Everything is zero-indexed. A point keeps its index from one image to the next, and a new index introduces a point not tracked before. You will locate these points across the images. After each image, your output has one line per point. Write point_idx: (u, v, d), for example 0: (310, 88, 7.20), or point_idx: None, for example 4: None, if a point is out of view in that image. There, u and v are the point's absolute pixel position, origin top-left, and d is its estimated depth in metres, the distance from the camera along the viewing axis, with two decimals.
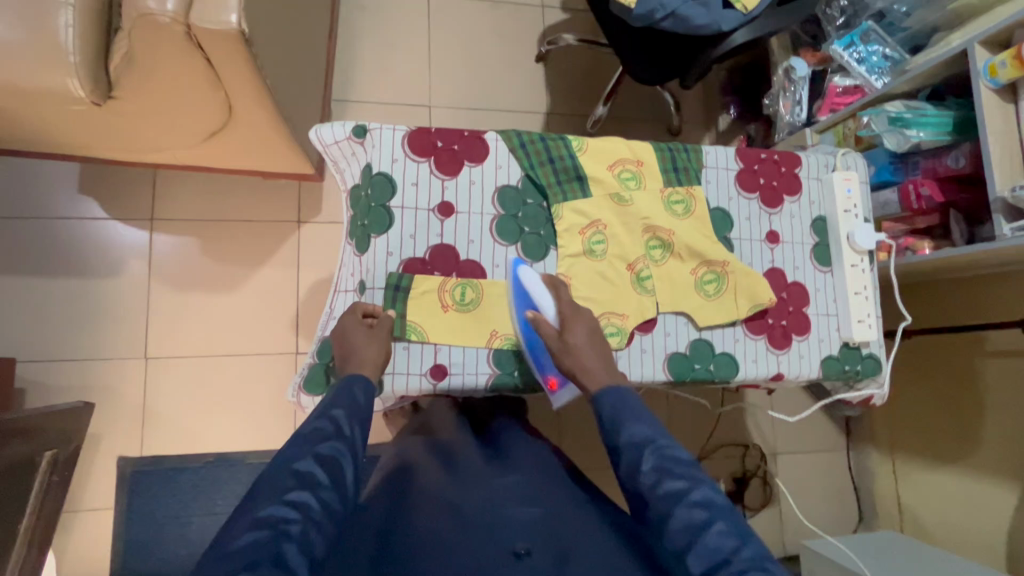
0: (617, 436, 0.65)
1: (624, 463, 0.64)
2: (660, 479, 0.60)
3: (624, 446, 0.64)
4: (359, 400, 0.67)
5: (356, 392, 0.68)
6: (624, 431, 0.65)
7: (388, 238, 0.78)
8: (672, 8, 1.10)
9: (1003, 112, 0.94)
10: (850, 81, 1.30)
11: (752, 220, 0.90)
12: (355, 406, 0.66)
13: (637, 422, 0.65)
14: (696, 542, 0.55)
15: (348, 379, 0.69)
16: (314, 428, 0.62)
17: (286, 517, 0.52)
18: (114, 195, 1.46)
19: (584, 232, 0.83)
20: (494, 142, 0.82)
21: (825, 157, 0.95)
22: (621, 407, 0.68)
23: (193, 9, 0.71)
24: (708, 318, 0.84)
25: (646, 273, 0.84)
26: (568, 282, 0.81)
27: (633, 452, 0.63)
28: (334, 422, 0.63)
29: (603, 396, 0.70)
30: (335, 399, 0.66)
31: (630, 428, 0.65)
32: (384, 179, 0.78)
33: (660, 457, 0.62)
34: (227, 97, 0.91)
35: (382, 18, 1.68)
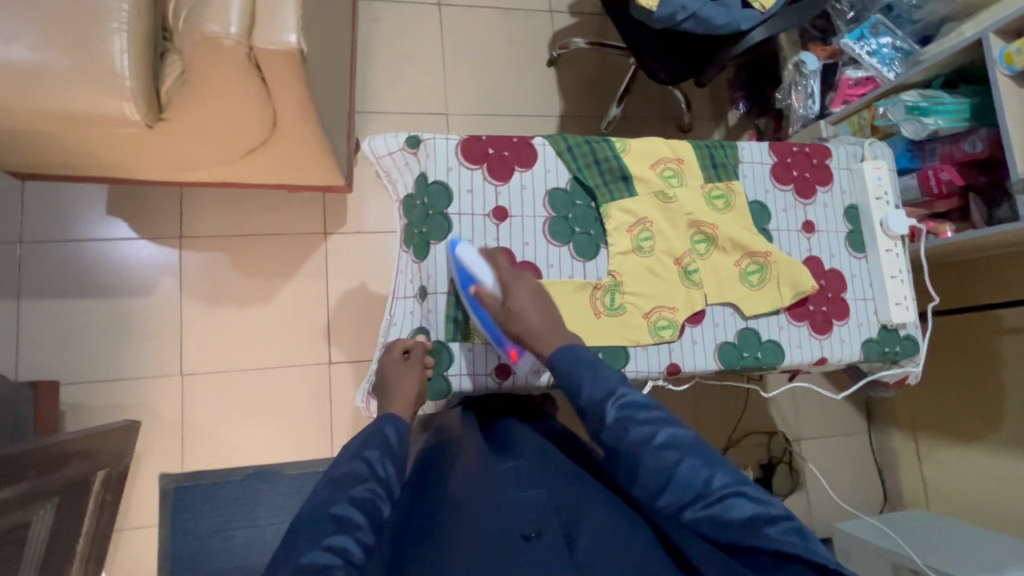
0: (579, 396, 0.67)
1: (590, 418, 0.66)
2: (626, 428, 0.62)
3: (585, 404, 0.66)
4: (392, 442, 0.69)
5: (390, 435, 0.69)
6: (582, 389, 0.67)
7: (448, 244, 0.80)
8: (692, 10, 1.14)
9: (1020, 97, 0.98)
10: (861, 73, 1.35)
11: (789, 211, 0.93)
12: (390, 445, 0.68)
13: (595, 379, 0.67)
14: (671, 479, 0.59)
15: (389, 420, 0.71)
16: (347, 470, 0.63)
17: (329, 561, 0.53)
18: (142, 215, 1.48)
19: (633, 229, 0.86)
20: (542, 147, 0.85)
21: (853, 147, 0.98)
22: (578, 366, 0.69)
23: (255, 31, 0.74)
24: (754, 308, 0.88)
25: (693, 266, 0.87)
26: (620, 279, 0.84)
27: (595, 408, 0.65)
28: (368, 463, 0.64)
29: (560, 357, 0.71)
30: (367, 441, 0.68)
31: (587, 386, 0.67)
32: (441, 188, 0.81)
33: (622, 408, 0.64)
34: (273, 115, 0.94)
35: (396, 28, 1.71)
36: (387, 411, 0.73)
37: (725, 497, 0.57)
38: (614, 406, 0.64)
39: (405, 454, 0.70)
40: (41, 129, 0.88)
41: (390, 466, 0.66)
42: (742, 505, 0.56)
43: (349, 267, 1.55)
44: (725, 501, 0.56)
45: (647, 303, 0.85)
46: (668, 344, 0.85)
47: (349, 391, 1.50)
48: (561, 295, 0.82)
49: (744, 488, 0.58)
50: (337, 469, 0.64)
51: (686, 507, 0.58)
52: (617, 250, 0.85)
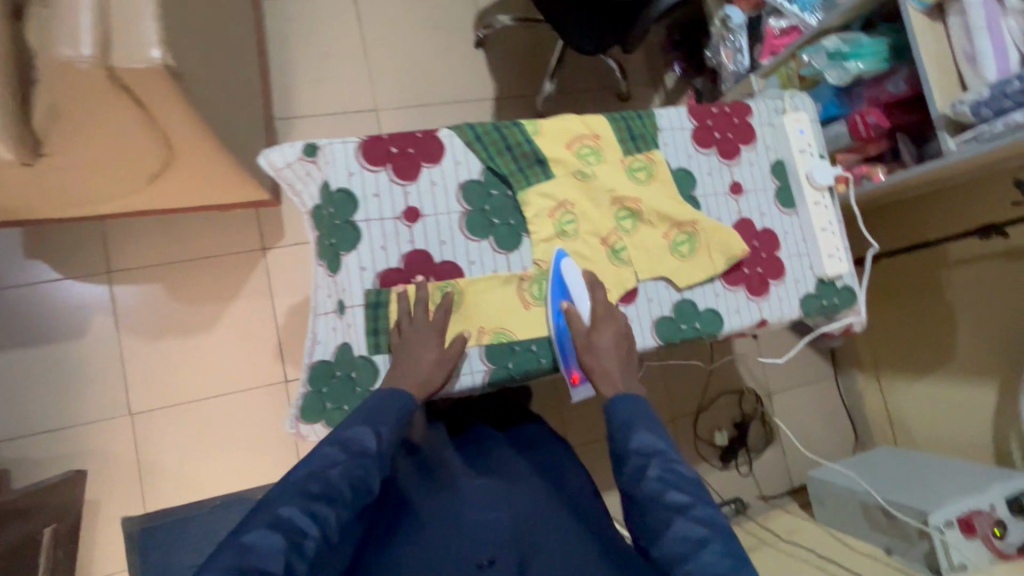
0: (628, 441, 0.68)
1: (630, 468, 0.67)
2: (665, 489, 0.64)
3: (630, 451, 0.68)
4: (399, 415, 0.68)
5: (400, 408, 0.68)
6: (632, 437, 0.69)
7: (359, 253, 0.76)
8: None
9: (934, 32, 0.97)
10: (785, 22, 1.33)
11: (714, 175, 0.91)
12: (398, 420, 0.67)
13: (648, 431, 0.69)
14: (692, 555, 0.60)
15: (393, 394, 0.69)
16: (351, 438, 0.64)
17: (303, 528, 0.56)
18: (63, 254, 1.40)
19: (555, 213, 0.83)
20: (448, 139, 0.81)
21: (773, 102, 0.96)
22: (634, 414, 0.71)
23: (112, 50, 0.68)
24: (688, 279, 0.86)
25: (621, 245, 0.85)
26: (546, 267, 0.81)
27: (639, 457, 0.67)
28: (375, 438, 0.64)
29: (616, 402, 0.73)
30: (375, 411, 0.67)
31: (637, 433, 0.69)
32: (344, 196, 0.76)
33: (665, 468, 0.66)
34: (164, 136, 0.87)
35: (311, 26, 1.63)
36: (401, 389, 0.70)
37: None
38: (659, 462, 0.66)
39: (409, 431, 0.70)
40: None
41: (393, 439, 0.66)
42: None
43: (292, 282, 1.49)
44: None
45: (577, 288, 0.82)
46: None
47: None
48: (484, 292, 0.79)
49: None
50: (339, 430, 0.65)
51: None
52: (540, 237, 0.82)
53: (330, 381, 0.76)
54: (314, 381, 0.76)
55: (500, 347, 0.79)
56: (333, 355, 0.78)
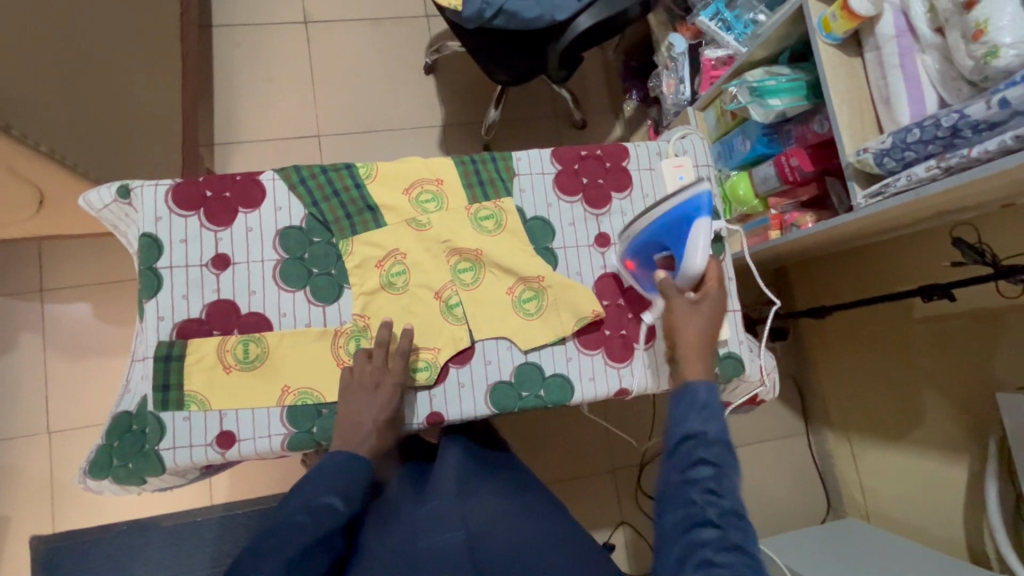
0: (693, 438, 0.63)
1: (683, 465, 0.62)
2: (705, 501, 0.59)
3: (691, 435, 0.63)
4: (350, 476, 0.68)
5: (349, 470, 0.68)
6: (696, 424, 0.63)
7: (159, 302, 0.72)
8: (499, 4, 1.03)
9: (849, 69, 0.85)
10: (722, 52, 1.21)
11: (577, 226, 0.82)
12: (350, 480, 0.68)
13: (714, 432, 0.63)
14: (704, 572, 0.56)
15: (338, 454, 0.69)
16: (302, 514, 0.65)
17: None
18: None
19: (382, 265, 0.76)
20: (270, 182, 0.76)
21: (657, 144, 0.87)
22: (704, 400, 0.65)
23: None
24: (533, 340, 0.78)
25: (456, 299, 0.77)
26: (366, 323, 0.75)
27: (701, 447, 0.62)
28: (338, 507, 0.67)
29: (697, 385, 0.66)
30: (325, 475, 0.68)
31: (707, 421, 0.63)
32: (149, 241, 0.73)
33: (714, 481, 0.60)
34: (13, 169, 0.87)
35: (261, 54, 1.64)
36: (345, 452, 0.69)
37: None
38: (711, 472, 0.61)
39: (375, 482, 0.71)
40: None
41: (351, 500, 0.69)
42: None
43: None
44: None
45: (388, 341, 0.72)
46: (428, 391, 0.76)
47: None
48: (292, 349, 0.73)
49: None
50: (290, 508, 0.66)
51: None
52: (360, 289, 0.76)
53: (125, 435, 0.72)
54: (108, 433, 0.72)
55: (305, 410, 0.73)
56: (133, 407, 0.73)
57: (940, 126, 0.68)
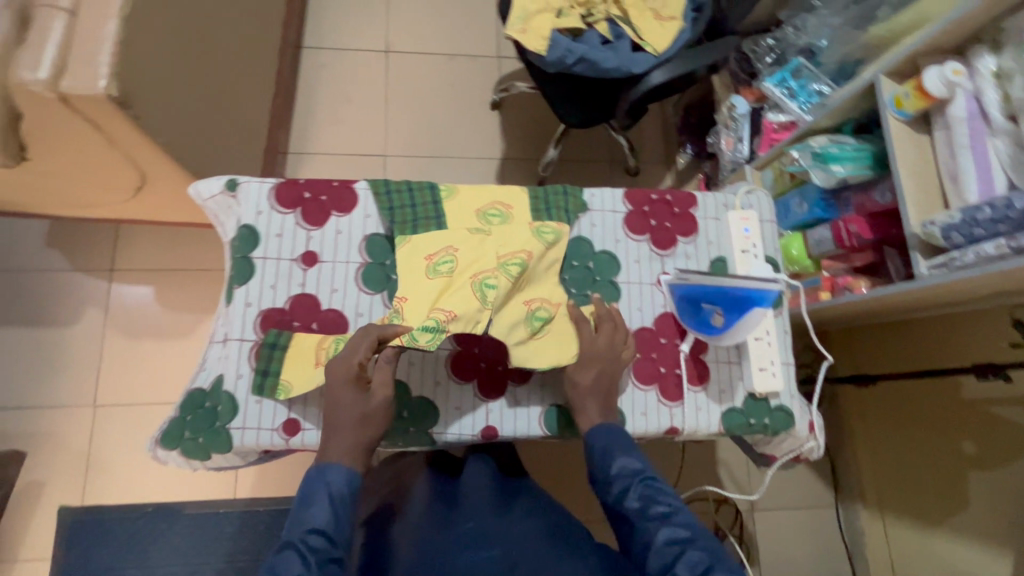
0: (608, 467, 0.71)
1: (614, 490, 0.69)
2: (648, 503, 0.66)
3: (615, 472, 0.70)
4: (341, 493, 0.66)
5: (338, 488, 0.66)
6: (608, 456, 0.71)
7: (248, 289, 0.77)
8: (581, 53, 1.11)
9: (917, 145, 0.89)
10: (784, 117, 1.26)
11: (642, 264, 0.86)
12: (340, 496, 0.66)
13: (627, 454, 0.71)
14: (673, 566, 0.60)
15: (318, 473, 0.67)
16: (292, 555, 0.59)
17: None
18: (75, 247, 1.53)
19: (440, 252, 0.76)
20: (363, 192, 0.82)
21: (724, 195, 0.90)
22: (605, 435, 0.73)
23: (65, 78, 0.75)
24: (526, 357, 0.74)
25: (491, 281, 0.72)
26: (402, 303, 0.72)
27: (619, 475, 0.69)
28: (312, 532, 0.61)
29: (593, 434, 0.73)
30: (308, 505, 0.65)
31: (624, 456, 0.71)
32: (248, 232, 0.79)
33: (642, 486, 0.68)
34: (128, 154, 0.95)
35: (343, 76, 1.77)
36: (317, 468, 0.67)
37: None
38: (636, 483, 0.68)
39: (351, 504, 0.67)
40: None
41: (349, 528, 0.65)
42: None
43: None
44: None
45: (379, 334, 0.69)
46: (485, 405, 0.78)
47: None
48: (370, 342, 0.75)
49: None
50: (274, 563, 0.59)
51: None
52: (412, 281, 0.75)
53: (197, 410, 0.76)
54: (183, 407, 0.76)
55: None
56: (207, 385, 0.78)
57: (1012, 208, 0.72)
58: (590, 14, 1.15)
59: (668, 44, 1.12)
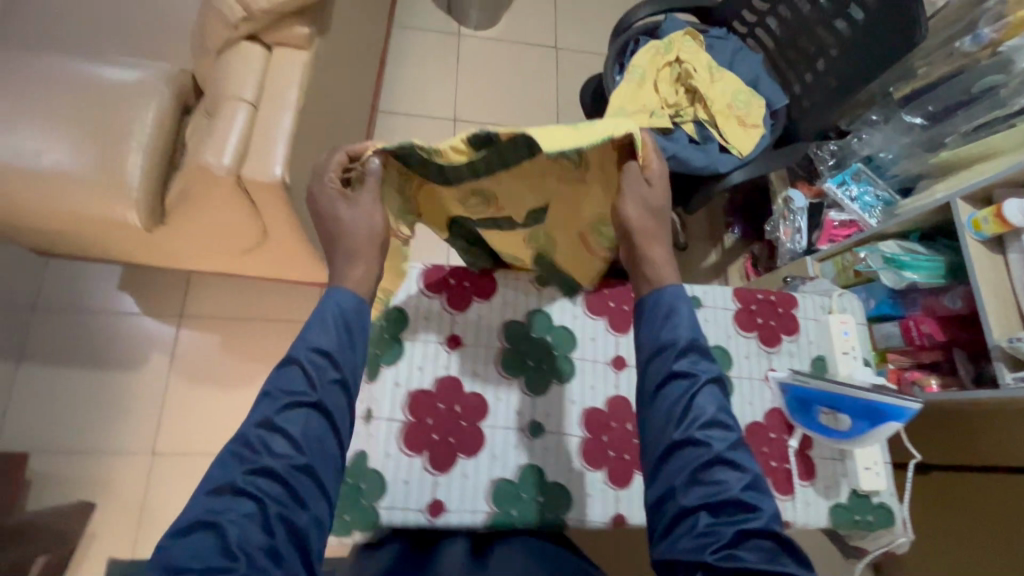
0: (677, 360, 0.64)
1: (670, 382, 0.64)
2: (707, 413, 0.62)
3: (666, 346, 0.65)
4: (351, 318, 0.64)
5: (347, 311, 0.64)
6: (675, 341, 0.65)
7: (396, 369, 0.82)
8: (672, 151, 1.21)
9: (993, 263, 0.99)
10: (845, 216, 1.38)
11: (752, 359, 0.93)
12: (346, 325, 0.63)
13: (695, 349, 0.65)
14: (708, 480, 0.59)
15: (335, 295, 0.64)
16: (290, 371, 0.59)
17: (258, 453, 0.55)
18: (146, 292, 1.56)
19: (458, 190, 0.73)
20: (502, 279, 0.88)
21: (821, 298, 0.98)
22: (681, 317, 0.66)
23: (245, 165, 0.83)
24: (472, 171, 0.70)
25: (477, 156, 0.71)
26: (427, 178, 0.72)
27: (683, 367, 0.64)
28: (312, 363, 0.60)
29: (662, 298, 0.69)
30: (320, 327, 0.62)
31: (681, 330, 0.66)
32: (397, 313, 0.84)
33: (705, 392, 0.63)
34: (262, 223, 1.00)
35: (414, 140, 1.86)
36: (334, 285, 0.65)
37: (746, 516, 0.58)
38: (700, 384, 0.63)
39: (359, 329, 0.64)
40: (49, 209, 0.98)
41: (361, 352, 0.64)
42: (755, 531, 0.57)
43: None
44: (742, 517, 0.58)
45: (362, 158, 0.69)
46: (616, 493, 0.82)
47: None
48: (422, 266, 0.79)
49: (767, 526, 0.58)
50: (275, 377, 0.60)
51: (683, 531, 0.58)
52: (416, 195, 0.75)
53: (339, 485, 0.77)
54: None
55: (508, 490, 0.79)
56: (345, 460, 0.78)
57: None
58: (679, 115, 1.27)
59: (751, 146, 1.23)
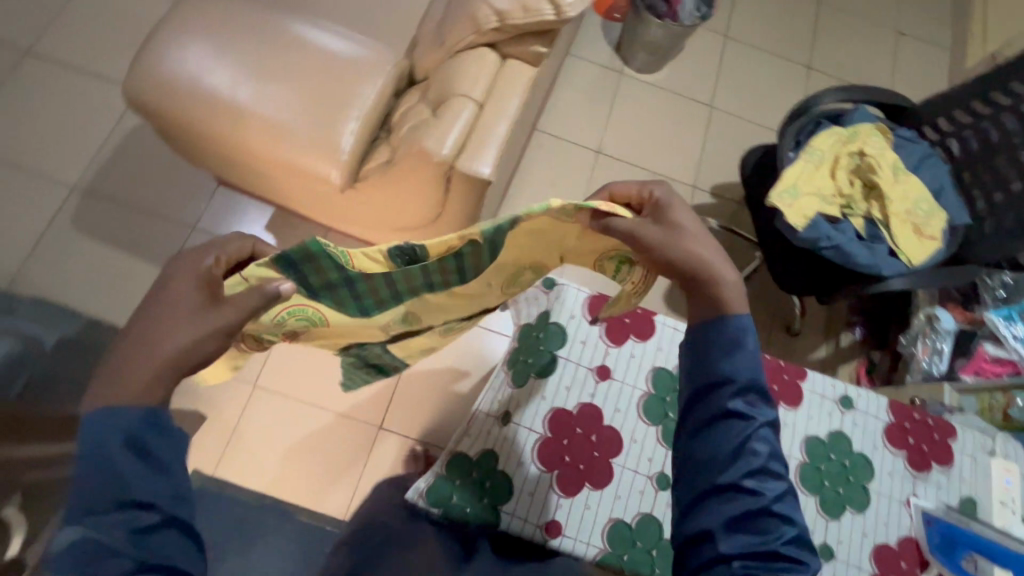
0: (730, 395, 0.59)
1: (724, 419, 0.59)
2: (759, 457, 0.57)
3: (725, 380, 0.60)
4: (143, 436, 0.55)
5: (136, 431, 0.54)
6: (736, 378, 0.59)
7: (546, 384, 0.85)
8: (837, 242, 1.18)
9: None
10: (1002, 352, 1.28)
11: (895, 478, 0.87)
12: (138, 443, 0.54)
13: (753, 389, 0.60)
14: (754, 529, 0.55)
15: (107, 417, 0.54)
16: (80, 538, 0.51)
17: None
18: (287, 238, 1.68)
19: (399, 300, 0.72)
20: (661, 325, 0.89)
21: (983, 437, 0.92)
22: (749, 348, 0.60)
23: (460, 156, 0.88)
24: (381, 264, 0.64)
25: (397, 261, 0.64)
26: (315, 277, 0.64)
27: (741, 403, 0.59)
28: (112, 516, 0.52)
29: (731, 325, 0.61)
30: (103, 464, 0.53)
31: (742, 366, 0.60)
32: (558, 329, 0.87)
33: (758, 436, 0.59)
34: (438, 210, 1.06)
35: (553, 163, 1.92)
36: (109, 404, 0.55)
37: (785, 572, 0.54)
38: (754, 427, 0.58)
39: (158, 441, 0.56)
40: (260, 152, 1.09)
41: (181, 470, 0.57)
42: None
43: (439, 350, 1.58)
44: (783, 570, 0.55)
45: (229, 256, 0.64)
46: None
47: (391, 462, 1.48)
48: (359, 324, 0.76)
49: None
50: (59, 570, 0.50)
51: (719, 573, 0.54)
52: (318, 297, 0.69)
53: (464, 477, 0.79)
54: (450, 468, 0.79)
55: (624, 534, 0.79)
56: (472, 453, 0.81)
57: None
58: (850, 207, 1.26)
59: (921, 259, 1.19)
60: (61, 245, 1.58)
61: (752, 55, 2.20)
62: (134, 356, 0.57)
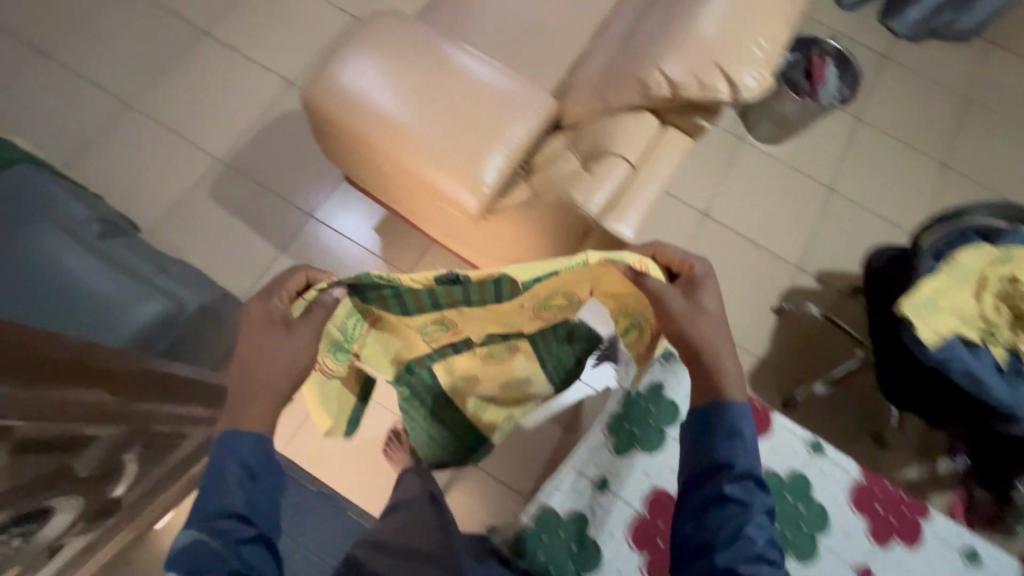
0: (727, 483, 0.70)
1: (722, 503, 0.70)
2: (752, 541, 0.68)
3: (723, 468, 0.71)
4: (255, 465, 0.73)
5: (251, 462, 0.73)
6: (734, 466, 0.71)
7: (649, 461, 0.94)
8: (972, 368, 1.10)
9: None
10: None
11: None
12: (251, 471, 0.73)
13: (747, 477, 0.71)
14: None
15: (232, 444, 0.72)
16: (200, 542, 0.68)
17: None
18: (391, 242, 1.76)
19: (438, 309, 0.83)
20: None
21: None
22: (744, 439, 0.72)
23: (605, 215, 0.91)
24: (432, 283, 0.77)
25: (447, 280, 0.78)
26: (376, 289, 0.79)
27: (735, 488, 0.70)
28: (224, 528, 0.69)
29: (732, 417, 0.73)
30: (224, 484, 0.71)
31: (741, 457, 0.71)
32: (672, 410, 0.97)
33: (752, 521, 0.69)
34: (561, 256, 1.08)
35: (656, 217, 1.91)
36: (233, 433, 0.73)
37: None
38: (748, 513, 0.69)
39: (264, 471, 0.74)
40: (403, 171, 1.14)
41: (271, 494, 0.75)
42: None
43: None
44: None
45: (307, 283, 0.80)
46: None
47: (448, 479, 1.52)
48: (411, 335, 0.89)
49: None
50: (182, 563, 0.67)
51: None
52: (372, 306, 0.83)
53: (564, 535, 0.90)
54: (543, 522, 0.90)
55: None
56: (563, 513, 0.92)
57: None
58: (991, 332, 1.16)
59: None
60: (197, 211, 1.73)
61: (884, 143, 2.10)
62: (247, 392, 0.74)
